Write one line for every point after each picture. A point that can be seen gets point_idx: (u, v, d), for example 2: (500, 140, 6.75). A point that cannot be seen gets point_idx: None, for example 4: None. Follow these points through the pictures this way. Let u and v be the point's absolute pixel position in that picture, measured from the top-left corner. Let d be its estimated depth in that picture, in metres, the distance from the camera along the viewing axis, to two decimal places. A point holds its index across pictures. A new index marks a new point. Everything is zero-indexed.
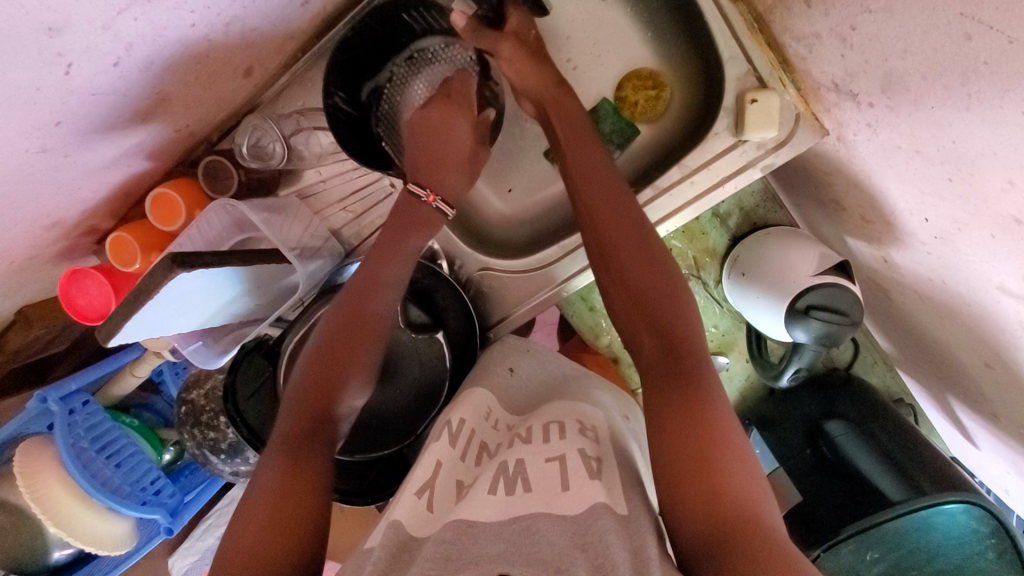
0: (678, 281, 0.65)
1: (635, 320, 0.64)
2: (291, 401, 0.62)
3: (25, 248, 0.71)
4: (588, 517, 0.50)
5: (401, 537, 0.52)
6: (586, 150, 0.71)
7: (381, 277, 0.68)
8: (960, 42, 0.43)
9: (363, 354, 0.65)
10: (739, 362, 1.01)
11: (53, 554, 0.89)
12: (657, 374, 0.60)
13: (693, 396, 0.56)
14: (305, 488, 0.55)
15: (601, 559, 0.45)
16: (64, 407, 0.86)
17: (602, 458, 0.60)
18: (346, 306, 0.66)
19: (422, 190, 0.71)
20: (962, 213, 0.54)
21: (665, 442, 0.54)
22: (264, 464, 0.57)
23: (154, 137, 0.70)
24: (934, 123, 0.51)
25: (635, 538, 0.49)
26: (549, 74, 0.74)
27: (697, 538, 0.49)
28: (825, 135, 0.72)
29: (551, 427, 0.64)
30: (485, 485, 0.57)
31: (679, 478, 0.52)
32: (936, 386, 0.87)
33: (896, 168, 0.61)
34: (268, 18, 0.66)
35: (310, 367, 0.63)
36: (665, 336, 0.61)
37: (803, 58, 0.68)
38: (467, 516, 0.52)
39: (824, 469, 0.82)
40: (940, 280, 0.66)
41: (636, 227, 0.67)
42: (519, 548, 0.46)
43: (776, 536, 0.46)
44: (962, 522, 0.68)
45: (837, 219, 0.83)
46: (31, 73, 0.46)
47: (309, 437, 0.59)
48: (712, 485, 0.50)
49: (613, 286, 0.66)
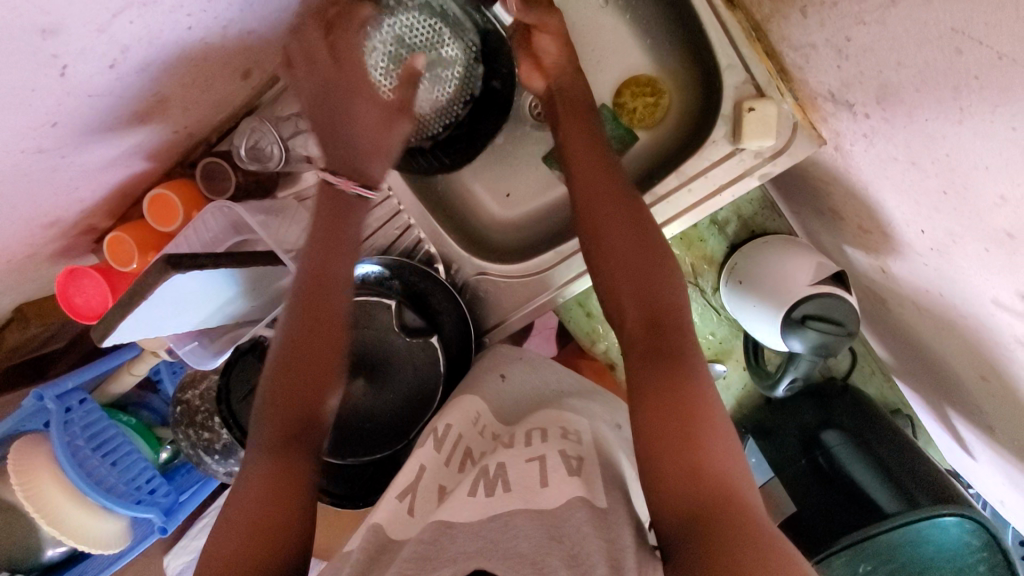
0: (668, 257, 0.64)
1: (619, 288, 0.63)
2: (264, 407, 0.60)
3: (23, 246, 0.71)
4: (565, 510, 0.51)
5: (382, 539, 0.53)
6: (589, 135, 0.70)
7: (331, 273, 0.64)
8: (953, 56, 0.43)
9: (331, 360, 0.62)
10: (736, 370, 1.00)
11: (47, 552, 0.89)
12: (642, 350, 0.58)
13: (676, 375, 0.55)
14: (289, 499, 0.54)
15: (577, 551, 0.46)
16: (61, 405, 0.86)
17: (584, 457, 0.60)
18: (303, 308, 0.63)
19: (334, 177, 0.65)
20: (957, 225, 0.54)
21: (644, 417, 0.54)
22: (248, 473, 0.56)
23: (152, 139, 0.70)
24: (927, 135, 0.51)
25: (611, 529, 0.50)
26: (569, 83, 0.73)
27: (675, 515, 0.49)
28: (822, 144, 0.72)
29: (534, 432, 0.64)
30: (466, 488, 0.57)
31: (659, 452, 0.52)
32: (934, 398, 0.86)
33: (891, 178, 0.61)
34: (267, 22, 0.67)
35: (279, 373, 0.61)
36: (648, 307, 0.60)
37: (800, 67, 0.67)
38: (449, 518, 0.52)
39: (820, 480, 0.81)
40: (936, 290, 0.66)
41: (633, 212, 0.65)
42: (496, 544, 0.47)
43: (756, 516, 0.47)
44: (956, 536, 0.67)
45: (836, 228, 0.83)
46: (26, 74, 0.47)
47: (291, 444, 0.58)
48: (692, 461, 0.50)
49: (594, 258, 0.65)
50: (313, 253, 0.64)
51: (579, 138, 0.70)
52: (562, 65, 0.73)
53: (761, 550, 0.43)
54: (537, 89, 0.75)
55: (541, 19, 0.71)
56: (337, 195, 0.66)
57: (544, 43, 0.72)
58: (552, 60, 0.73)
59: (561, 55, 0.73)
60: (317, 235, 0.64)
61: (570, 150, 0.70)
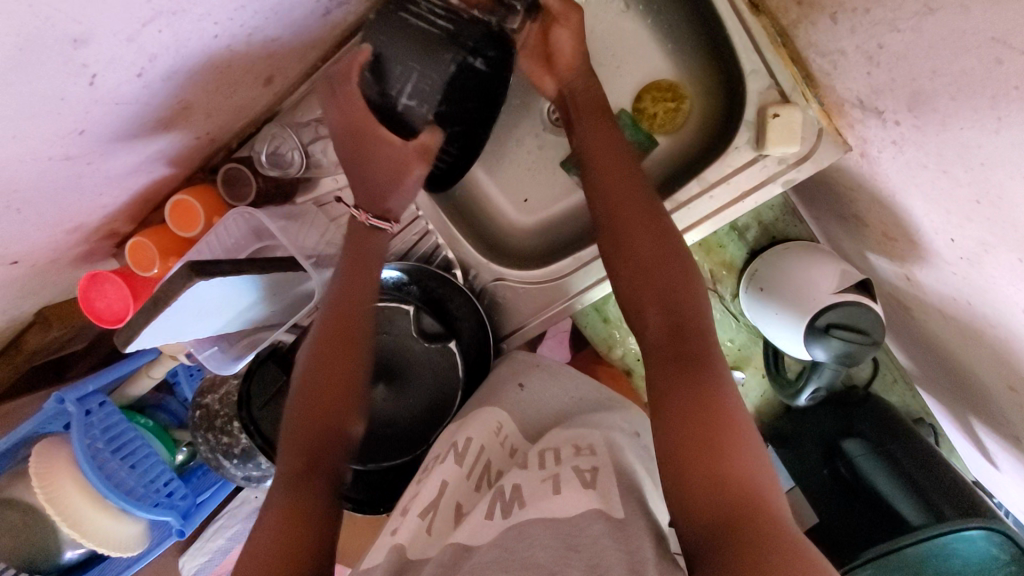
0: (685, 259, 0.62)
1: (639, 294, 0.62)
2: (287, 431, 0.60)
3: (47, 251, 0.72)
4: (583, 520, 0.51)
5: (400, 559, 0.53)
6: (611, 139, 0.69)
7: (354, 296, 0.65)
8: (992, 66, 0.42)
9: (346, 384, 0.62)
10: (755, 377, 0.98)
11: (65, 554, 0.89)
12: (662, 357, 0.58)
13: (700, 380, 0.54)
14: (309, 528, 0.53)
15: (596, 560, 0.46)
16: (82, 408, 0.87)
17: (599, 468, 0.59)
18: (325, 336, 0.63)
19: (383, 223, 0.68)
20: (989, 235, 0.53)
21: (669, 423, 0.53)
22: (269, 504, 0.55)
23: (175, 145, 0.70)
24: (962, 145, 0.50)
25: (630, 539, 0.49)
26: (583, 85, 0.72)
27: (701, 520, 0.48)
28: (848, 150, 0.71)
29: (548, 454, 0.64)
30: (482, 510, 0.57)
31: (688, 457, 0.50)
32: (958, 406, 0.85)
33: (922, 186, 0.60)
34: (291, 29, 0.67)
35: (302, 402, 0.61)
36: (672, 314, 0.59)
37: (827, 74, 0.67)
38: (467, 541, 0.53)
39: (845, 492, 0.81)
40: (965, 300, 0.65)
41: (657, 222, 0.64)
42: (513, 553, 0.48)
43: (784, 527, 0.45)
44: (984, 549, 0.66)
45: (858, 234, 0.82)
46: (56, 83, 0.47)
47: (312, 464, 0.57)
48: (716, 470, 0.49)
49: (621, 268, 0.64)
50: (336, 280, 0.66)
51: (599, 144, 0.69)
52: (577, 69, 0.72)
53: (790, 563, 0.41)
54: (552, 95, 0.75)
55: (564, 12, 0.70)
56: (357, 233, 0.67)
57: (562, 38, 0.71)
58: (567, 61, 0.72)
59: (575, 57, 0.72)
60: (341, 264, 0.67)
61: (592, 154, 0.69)
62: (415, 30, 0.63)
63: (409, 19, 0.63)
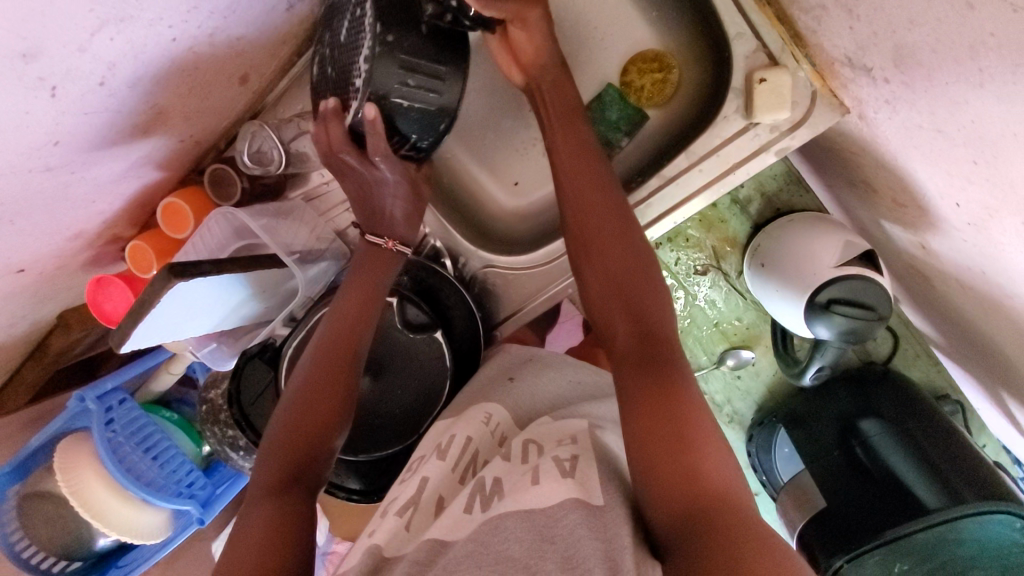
0: (651, 262, 0.61)
1: (609, 301, 0.59)
2: (269, 446, 0.60)
3: (51, 260, 0.75)
4: (558, 510, 0.49)
5: (375, 559, 0.53)
6: (576, 132, 0.67)
7: (352, 318, 0.66)
8: (965, 12, 0.38)
9: (341, 404, 0.63)
10: (766, 357, 0.94)
11: (98, 540, 0.94)
12: (632, 362, 0.55)
13: (665, 382, 0.52)
14: (293, 530, 0.53)
15: (571, 552, 0.45)
16: (101, 405, 0.92)
17: (578, 456, 0.57)
18: (321, 355, 0.64)
19: (379, 238, 0.67)
20: (991, 199, 0.48)
21: (635, 424, 0.51)
22: (249, 512, 0.55)
23: (159, 148, 0.72)
24: (951, 101, 0.45)
25: (607, 528, 0.48)
26: (553, 81, 0.69)
27: (671, 515, 0.45)
28: (846, 113, 0.66)
29: (532, 446, 0.63)
30: (461, 503, 0.57)
31: (653, 456, 0.48)
32: (987, 380, 0.79)
33: (920, 148, 0.55)
34: (255, 26, 0.67)
35: (289, 418, 0.61)
36: (640, 320, 0.57)
37: (813, 31, 0.62)
38: (443, 537, 0.53)
39: (858, 473, 0.75)
40: (978, 268, 0.60)
41: (623, 221, 0.62)
42: (486, 548, 0.47)
43: (753, 517, 0.43)
44: (1000, 531, 0.63)
45: (870, 202, 0.77)
46: (17, 98, 0.48)
47: (294, 479, 0.57)
48: (687, 461, 0.47)
49: (589, 270, 0.62)
50: (338, 302, 0.67)
51: (564, 135, 0.67)
52: (543, 62, 0.69)
53: (757, 551, 0.40)
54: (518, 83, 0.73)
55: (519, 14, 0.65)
56: (379, 257, 0.67)
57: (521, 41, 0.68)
58: (529, 53, 0.69)
59: (541, 50, 0.68)
60: (347, 285, 0.67)
61: (556, 150, 0.67)
62: (416, 100, 0.60)
63: (401, 100, 0.59)
